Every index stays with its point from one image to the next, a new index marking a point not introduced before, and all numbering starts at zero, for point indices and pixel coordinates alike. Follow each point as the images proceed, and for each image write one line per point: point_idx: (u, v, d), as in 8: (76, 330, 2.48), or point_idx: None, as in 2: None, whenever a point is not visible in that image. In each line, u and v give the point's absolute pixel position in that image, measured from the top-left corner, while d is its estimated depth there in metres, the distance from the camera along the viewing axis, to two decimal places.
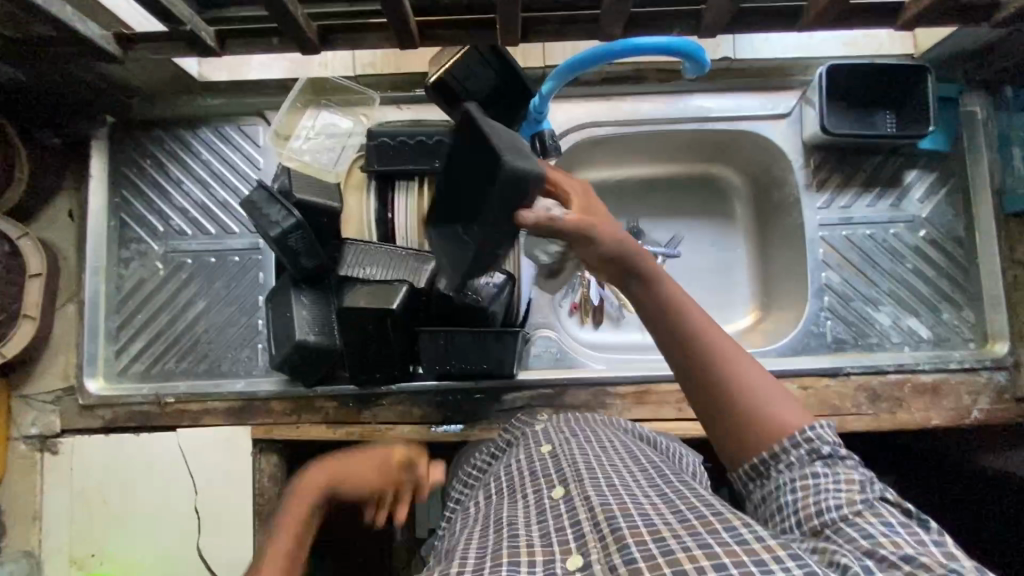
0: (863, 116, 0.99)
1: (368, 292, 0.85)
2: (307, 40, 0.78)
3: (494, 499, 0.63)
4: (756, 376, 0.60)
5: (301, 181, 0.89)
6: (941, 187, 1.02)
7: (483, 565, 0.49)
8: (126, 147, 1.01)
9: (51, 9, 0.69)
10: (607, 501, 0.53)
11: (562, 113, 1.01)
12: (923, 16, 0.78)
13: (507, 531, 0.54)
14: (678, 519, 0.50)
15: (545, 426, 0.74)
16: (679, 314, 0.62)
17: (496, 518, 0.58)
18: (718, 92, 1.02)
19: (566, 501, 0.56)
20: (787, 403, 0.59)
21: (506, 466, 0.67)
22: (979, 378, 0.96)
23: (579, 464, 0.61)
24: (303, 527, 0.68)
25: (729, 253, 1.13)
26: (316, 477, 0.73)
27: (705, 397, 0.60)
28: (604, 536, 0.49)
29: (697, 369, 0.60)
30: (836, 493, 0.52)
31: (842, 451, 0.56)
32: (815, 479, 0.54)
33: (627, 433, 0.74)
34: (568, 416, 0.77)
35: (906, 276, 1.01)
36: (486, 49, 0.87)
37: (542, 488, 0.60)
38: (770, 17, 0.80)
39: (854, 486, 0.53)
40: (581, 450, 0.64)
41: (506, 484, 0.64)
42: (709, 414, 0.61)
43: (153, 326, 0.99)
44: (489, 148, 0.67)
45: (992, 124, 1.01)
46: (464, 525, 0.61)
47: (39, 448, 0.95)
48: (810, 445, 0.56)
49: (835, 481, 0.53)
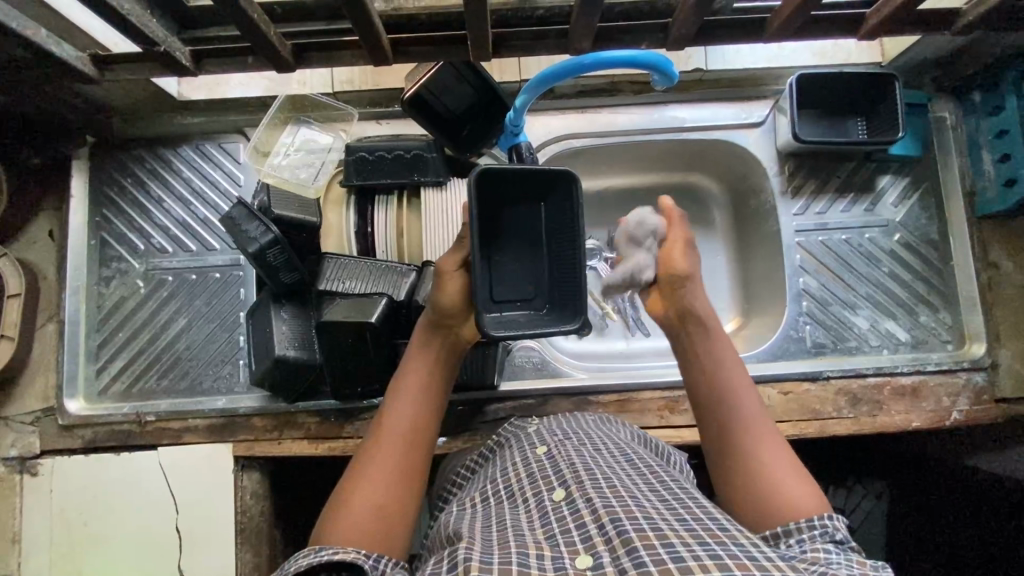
0: (834, 123, 1.03)
1: (346, 305, 0.85)
2: (281, 58, 0.79)
3: (491, 500, 0.62)
4: (758, 411, 0.67)
5: (279, 198, 0.89)
6: (914, 192, 1.03)
7: (491, 551, 0.49)
8: (107, 166, 1.01)
9: (25, 32, 0.70)
10: (610, 504, 0.52)
11: (539, 125, 1.03)
12: (885, 25, 0.80)
13: (509, 531, 0.54)
14: (684, 525, 0.49)
15: (538, 428, 0.75)
16: (721, 338, 0.73)
17: (497, 520, 0.57)
18: (692, 103, 1.04)
19: (567, 503, 0.55)
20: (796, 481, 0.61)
21: (501, 469, 0.68)
22: (957, 379, 0.97)
23: (576, 466, 0.60)
24: (423, 370, 0.73)
25: (710, 260, 1.14)
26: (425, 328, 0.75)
27: (713, 407, 0.68)
28: (611, 539, 0.48)
29: (711, 375, 0.70)
30: (849, 565, 0.49)
31: (849, 542, 0.55)
32: (826, 553, 0.51)
33: (618, 433, 0.73)
34: (557, 418, 0.78)
35: (882, 280, 1.02)
36: (461, 66, 0.89)
37: (541, 491, 0.59)
38: (736, 28, 0.82)
39: (865, 565, 0.49)
40: (578, 452, 0.64)
41: (503, 487, 0.63)
42: (707, 412, 0.69)
43: (134, 344, 0.99)
44: (515, 185, 0.73)
45: (961, 129, 1.02)
46: (460, 515, 0.62)
47: (17, 469, 0.93)
48: (823, 528, 0.55)
49: (847, 558, 0.50)
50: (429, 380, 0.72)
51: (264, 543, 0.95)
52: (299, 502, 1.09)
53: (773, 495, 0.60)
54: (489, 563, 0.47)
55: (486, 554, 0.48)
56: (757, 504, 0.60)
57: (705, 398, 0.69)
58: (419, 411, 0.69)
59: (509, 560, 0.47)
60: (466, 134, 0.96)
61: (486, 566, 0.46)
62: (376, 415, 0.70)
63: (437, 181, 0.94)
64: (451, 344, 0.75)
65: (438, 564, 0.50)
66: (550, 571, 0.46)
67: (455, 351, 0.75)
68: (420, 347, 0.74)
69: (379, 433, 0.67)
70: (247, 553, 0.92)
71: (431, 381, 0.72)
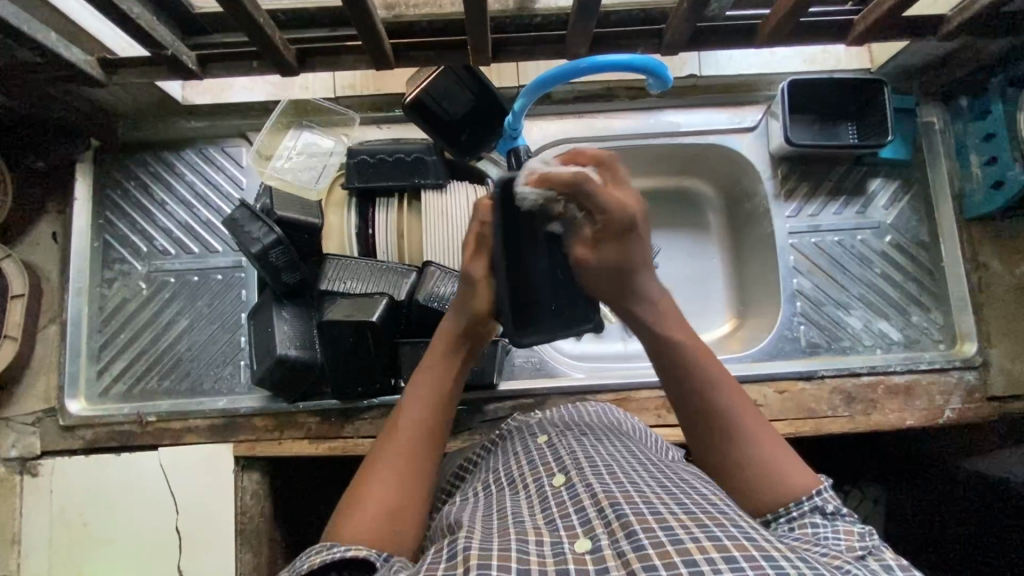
0: (827, 128, 1.04)
1: (347, 304, 0.86)
2: (285, 62, 0.82)
3: (492, 488, 0.64)
4: (737, 397, 0.65)
5: (281, 199, 0.91)
6: (904, 195, 1.06)
7: (491, 538, 0.50)
8: (110, 169, 1.03)
9: (36, 35, 0.72)
10: (610, 489, 0.53)
11: (537, 130, 1.05)
12: (871, 31, 0.83)
13: (510, 518, 0.55)
14: (683, 510, 0.50)
15: (540, 419, 0.76)
16: (674, 324, 0.71)
17: (498, 507, 0.58)
18: (687, 108, 1.06)
19: (567, 488, 0.56)
20: (791, 462, 0.61)
21: (503, 459, 0.69)
22: (949, 378, 0.98)
23: (577, 454, 0.61)
24: (440, 371, 0.74)
25: (706, 263, 1.16)
26: (447, 328, 0.76)
27: (700, 415, 0.65)
28: (610, 522, 0.49)
29: (662, 359, 0.69)
30: (837, 539, 0.52)
31: (844, 510, 0.57)
32: (814, 527, 0.54)
33: (620, 424, 0.75)
34: (559, 410, 0.78)
35: (874, 280, 1.04)
36: (460, 69, 0.91)
37: (541, 476, 0.61)
38: (730, 34, 0.85)
39: (853, 536, 0.53)
40: (578, 442, 0.65)
41: (503, 476, 0.65)
42: (677, 400, 0.68)
43: (135, 345, 1.00)
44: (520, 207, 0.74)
45: (949, 134, 1.05)
46: (460, 508, 0.62)
47: (18, 470, 0.93)
48: (812, 501, 0.57)
49: (834, 532, 0.54)
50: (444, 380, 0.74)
51: (264, 543, 0.96)
52: (298, 505, 1.10)
53: (778, 464, 0.61)
54: (488, 550, 0.47)
55: (485, 542, 0.49)
56: (755, 483, 0.60)
57: (678, 396, 0.68)
58: (431, 409, 0.71)
59: (509, 546, 0.48)
60: (465, 138, 0.97)
61: (486, 552, 0.47)
62: (391, 416, 0.71)
63: (437, 184, 0.95)
64: (473, 349, 0.77)
65: (438, 552, 0.50)
66: (549, 557, 0.47)
67: (472, 354, 0.78)
68: (439, 349, 0.75)
69: (394, 432, 0.69)
70: (246, 554, 0.93)
71: (449, 386, 0.74)
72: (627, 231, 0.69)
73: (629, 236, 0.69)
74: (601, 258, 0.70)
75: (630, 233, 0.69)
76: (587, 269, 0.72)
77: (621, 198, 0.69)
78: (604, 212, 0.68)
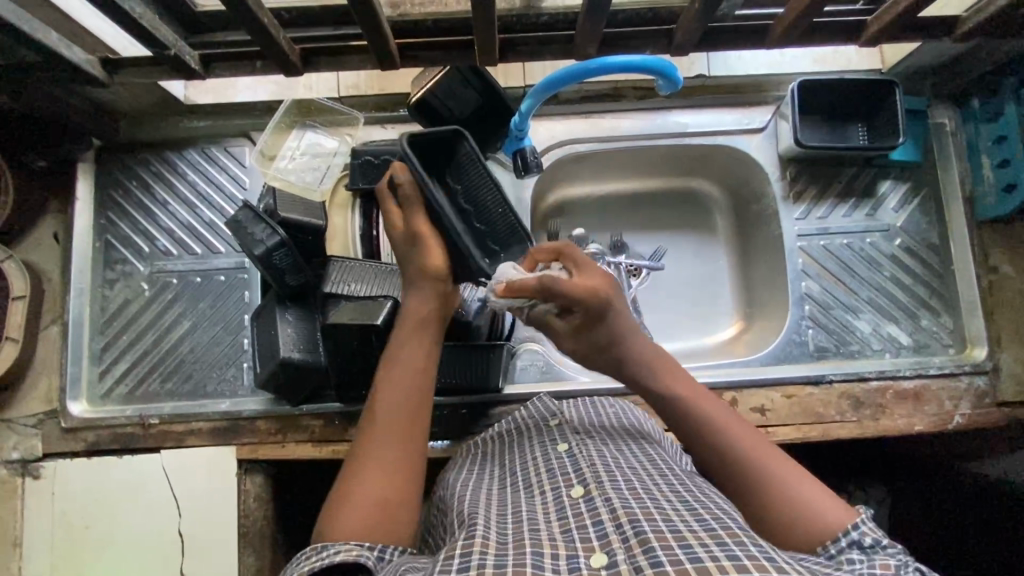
0: (836, 129, 1.03)
1: (352, 308, 0.85)
2: (289, 62, 0.81)
3: (507, 488, 0.63)
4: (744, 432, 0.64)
5: (285, 200, 0.90)
6: (915, 197, 1.04)
7: (506, 550, 0.49)
8: (112, 168, 1.02)
9: (37, 35, 0.71)
10: (630, 505, 0.52)
11: (543, 130, 1.04)
12: (884, 33, 0.81)
13: (526, 525, 0.53)
14: (703, 527, 0.49)
15: (561, 421, 0.74)
16: (670, 376, 0.70)
17: (514, 510, 0.57)
18: (695, 108, 1.05)
19: (585, 500, 0.55)
20: (811, 486, 0.59)
21: (522, 460, 0.68)
22: (959, 383, 0.97)
23: (597, 466, 0.60)
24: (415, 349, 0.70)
25: (711, 265, 1.15)
26: (419, 305, 0.71)
27: (714, 462, 0.64)
28: (628, 538, 0.48)
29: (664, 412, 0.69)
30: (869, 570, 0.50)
31: (885, 541, 0.54)
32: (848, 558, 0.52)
33: (641, 426, 0.75)
34: (589, 414, 0.77)
35: (884, 284, 1.03)
36: (466, 70, 0.88)
37: (559, 486, 0.60)
38: (740, 35, 0.83)
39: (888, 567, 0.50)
40: (599, 453, 0.64)
41: (524, 479, 0.64)
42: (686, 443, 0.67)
43: (137, 346, 0.99)
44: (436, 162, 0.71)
45: (960, 135, 1.03)
46: (473, 498, 0.62)
47: (20, 472, 0.92)
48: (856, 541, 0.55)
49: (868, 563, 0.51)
50: (418, 359, 0.69)
51: (266, 546, 0.95)
52: (300, 506, 1.09)
53: (798, 489, 0.59)
54: (503, 565, 0.46)
55: (500, 555, 0.48)
56: (785, 516, 0.57)
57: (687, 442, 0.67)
58: (412, 392, 0.67)
59: (524, 560, 0.47)
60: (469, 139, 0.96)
61: (501, 569, 0.46)
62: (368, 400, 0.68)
63: None
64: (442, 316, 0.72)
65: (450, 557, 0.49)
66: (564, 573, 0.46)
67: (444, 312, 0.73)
68: (411, 325, 0.71)
69: (374, 426, 0.65)
70: (250, 557, 0.92)
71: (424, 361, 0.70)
72: (602, 312, 0.70)
73: (606, 315, 0.70)
74: (587, 340, 0.72)
75: (606, 316, 0.70)
76: (577, 351, 0.74)
77: (589, 283, 0.70)
78: (580, 301, 0.69)
